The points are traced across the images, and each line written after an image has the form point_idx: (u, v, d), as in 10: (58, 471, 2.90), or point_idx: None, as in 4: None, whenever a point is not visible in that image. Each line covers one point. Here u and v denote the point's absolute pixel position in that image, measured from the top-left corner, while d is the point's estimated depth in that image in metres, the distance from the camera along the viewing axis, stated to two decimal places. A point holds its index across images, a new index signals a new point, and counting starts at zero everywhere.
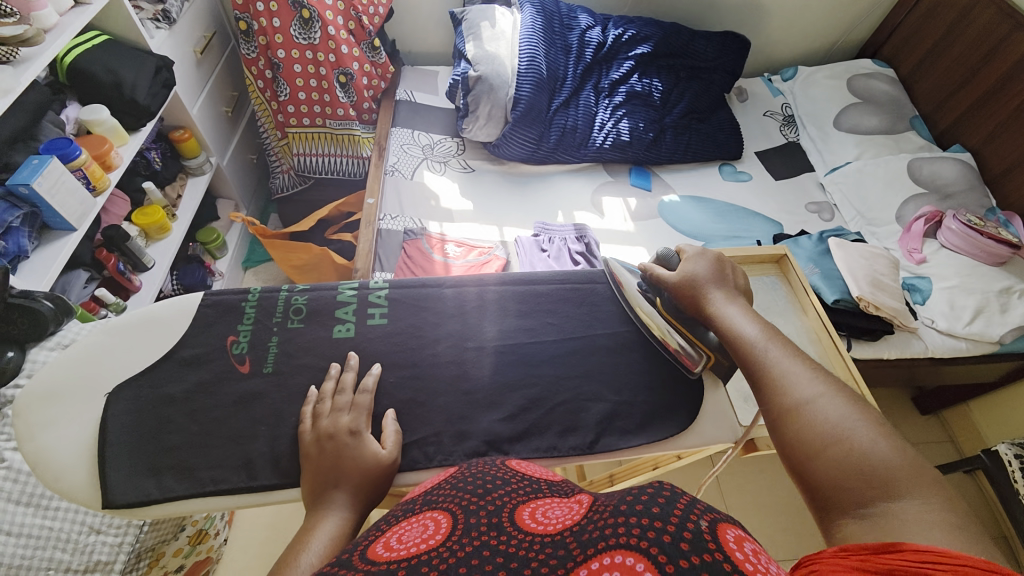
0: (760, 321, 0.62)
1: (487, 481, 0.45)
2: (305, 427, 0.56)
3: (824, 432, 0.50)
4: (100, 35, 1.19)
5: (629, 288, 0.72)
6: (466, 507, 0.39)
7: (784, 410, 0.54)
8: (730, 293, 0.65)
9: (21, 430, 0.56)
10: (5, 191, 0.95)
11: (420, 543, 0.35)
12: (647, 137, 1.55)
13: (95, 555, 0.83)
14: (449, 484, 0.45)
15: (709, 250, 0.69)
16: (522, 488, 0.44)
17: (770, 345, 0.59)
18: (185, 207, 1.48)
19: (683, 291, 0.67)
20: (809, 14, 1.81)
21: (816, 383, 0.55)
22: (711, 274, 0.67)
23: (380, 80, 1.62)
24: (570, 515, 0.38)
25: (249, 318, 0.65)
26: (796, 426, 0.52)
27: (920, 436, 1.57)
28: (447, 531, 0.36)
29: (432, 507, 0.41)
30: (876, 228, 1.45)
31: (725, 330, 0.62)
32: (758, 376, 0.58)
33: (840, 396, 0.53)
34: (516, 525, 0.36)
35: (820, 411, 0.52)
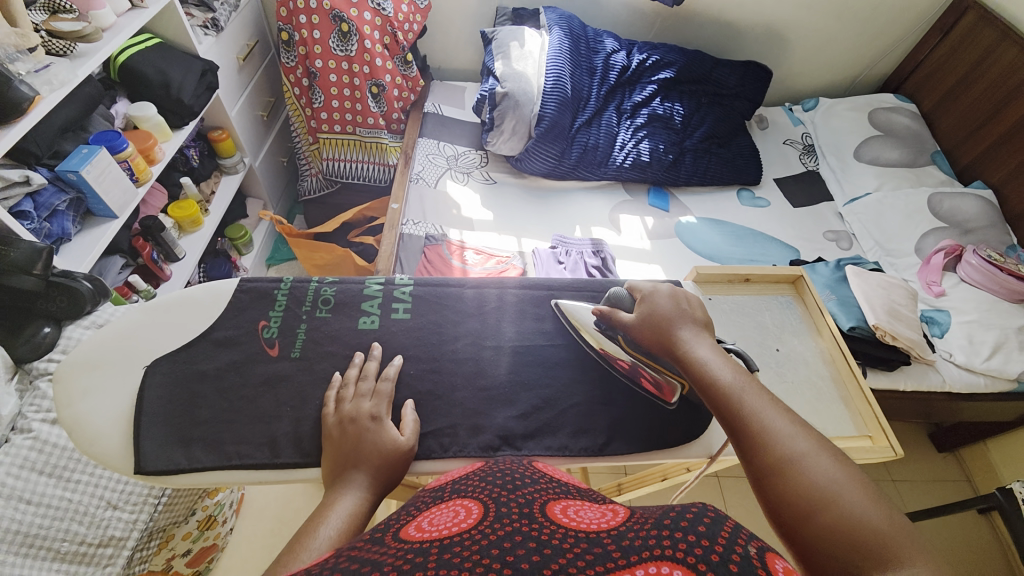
0: (734, 364, 0.58)
1: (516, 478, 0.46)
2: (328, 409, 0.59)
3: (813, 494, 0.46)
4: (152, 37, 1.27)
5: (583, 325, 0.70)
6: (497, 498, 0.40)
7: (769, 467, 0.49)
8: (694, 330, 0.62)
9: (60, 396, 0.59)
10: (54, 175, 1.01)
11: (451, 526, 0.36)
12: (666, 158, 1.58)
13: (110, 530, 0.85)
14: (478, 477, 0.47)
15: (666, 285, 0.67)
16: (553, 489, 0.45)
17: (748, 391, 0.55)
18: (218, 203, 1.54)
19: (646, 328, 0.63)
20: (831, 48, 1.84)
21: (801, 438, 0.50)
22: (673, 312, 0.64)
23: (411, 92, 1.68)
24: (602, 519, 0.38)
25: (280, 305, 0.69)
26: (784, 485, 0.47)
27: (936, 473, 1.53)
28: (478, 516, 0.37)
29: (461, 495, 0.43)
30: (895, 259, 1.45)
31: (699, 372, 0.58)
32: (737, 425, 0.53)
33: (827, 454, 0.49)
34: (548, 516, 0.37)
35: (809, 469, 0.47)
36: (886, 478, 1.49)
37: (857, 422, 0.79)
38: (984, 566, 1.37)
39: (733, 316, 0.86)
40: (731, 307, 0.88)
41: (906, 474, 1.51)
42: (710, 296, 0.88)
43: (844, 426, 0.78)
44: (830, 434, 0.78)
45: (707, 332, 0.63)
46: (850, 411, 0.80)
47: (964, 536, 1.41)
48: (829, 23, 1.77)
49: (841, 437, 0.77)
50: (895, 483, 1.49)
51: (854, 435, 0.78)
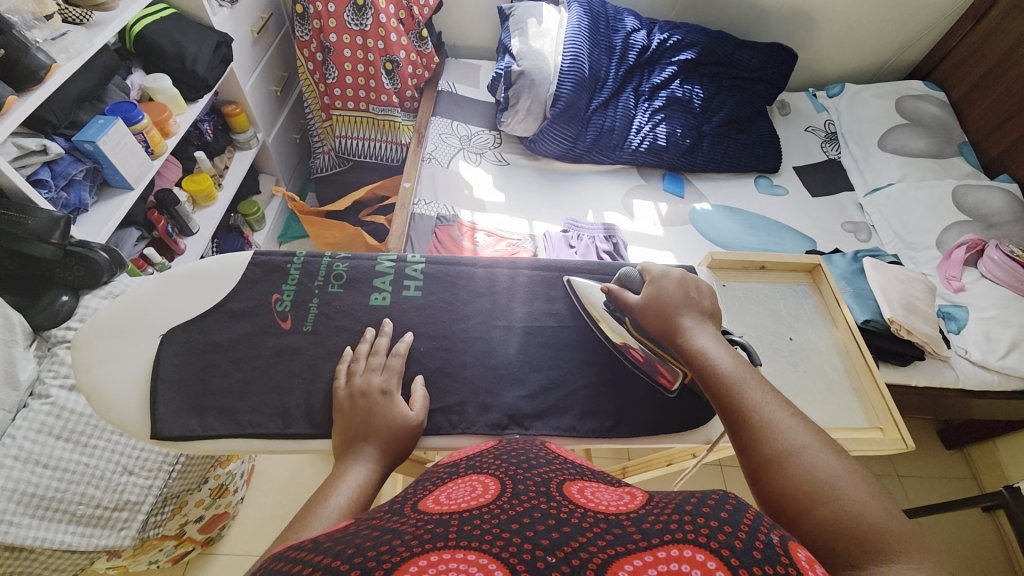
0: (737, 355, 0.57)
1: (530, 457, 0.46)
2: (340, 382, 0.59)
3: (812, 489, 0.45)
4: (167, 8, 1.25)
5: (595, 306, 0.69)
6: (513, 476, 0.41)
7: (767, 460, 0.48)
8: (698, 318, 0.61)
9: (79, 361, 0.60)
10: (71, 146, 1.02)
11: (469, 501, 0.37)
12: (684, 143, 1.55)
13: (126, 494, 0.87)
14: (492, 454, 0.47)
15: (672, 269, 0.65)
16: (566, 469, 0.45)
17: (749, 383, 0.54)
18: (231, 178, 1.55)
19: (651, 313, 0.62)
20: (860, 31, 1.78)
21: (801, 432, 0.49)
22: (678, 298, 0.62)
23: (425, 69, 1.65)
24: (620, 501, 0.38)
25: (293, 278, 0.69)
26: (783, 478, 0.47)
27: (942, 469, 1.52)
28: (495, 492, 0.38)
29: (476, 471, 0.43)
30: (915, 252, 1.42)
31: (700, 363, 0.57)
32: (736, 418, 0.52)
33: (827, 448, 0.48)
34: (565, 496, 0.38)
35: (809, 464, 0.47)
36: (892, 473, 1.49)
37: (869, 412, 0.78)
38: (986, 563, 1.37)
39: (747, 303, 0.85)
40: (745, 295, 0.86)
41: (912, 470, 1.51)
42: (724, 283, 0.87)
43: (854, 417, 0.78)
44: (840, 424, 0.77)
45: (711, 320, 0.62)
46: (862, 402, 0.80)
47: (968, 533, 1.41)
48: (860, 5, 1.70)
49: (851, 427, 0.77)
50: (900, 478, 1.48)
51: (864, 426, 0.78)
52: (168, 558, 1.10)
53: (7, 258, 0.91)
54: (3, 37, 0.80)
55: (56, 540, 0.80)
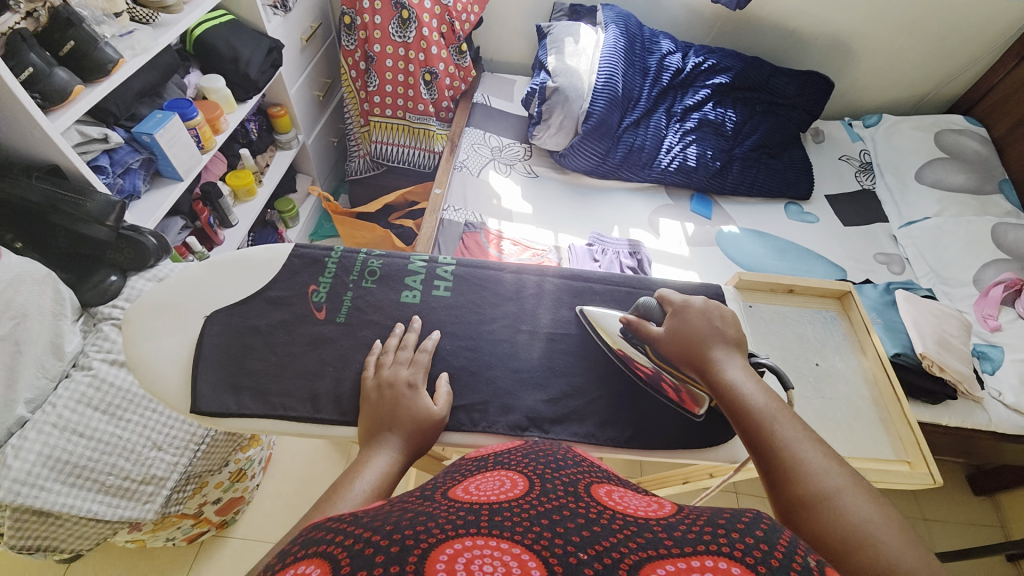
0: (768, 390, 0.57)
1: (559, 458, 0.47)
2: (368, 372, 0.61)
3: (847, 532, 0.44)
4: (225, 14, 1.32)
5: (612, 335, 0.67)
6: (542, 475, 0.42)
7: (802, 500, 0.48)
8: (727, 350, 0.61)
9: (129, 336, 0.64)
10: (131, 137, 1.08)
11: (499, 493, 0.38)
12: (713, 165, 1.55)
13: (153, 469, 0.91)
14: (519, 453, 0.48)
15: (696, 298, 0.65)
16: (594, 473, 0.46)
17: (780, 419, 0.54)
18: (271, 175, 1.61)
19: (677, 343, 0.62)
20: (900, 63, 1.76)
21: (835, 473, 0.49)
22: (707, 328, 0.62)
23: (462, 82, 1.70)
24: (648, 508, 0.38)
25: (329, 272, 0.72)
26: (819, 519, 0.46)
27: (969, 516, 1.45)
28: (525, 489, 0.39)
29: (505, 467, 0.44)
30: (950, 288, 1.38)
31: (731, 397, 0.57)
32: (767, 454, 0.52)
33: (862, 492, 0.47)
34: (594, 497, 0.39)
35: (843, 506, 0.46)
36: (917, 516, 1.42)
37: (896, 445, 0.77)
38: None
39: (775, 326, 0.84)
40: (772, 317, 0.85)
41: (938, 514, 1.44)
42: (750, 303, 0.86)
43: (880, 448, 0.77)
44: (864, 454, 0.76)
45: (739, 352, 0.61)
46: (889, 433, 0.78)
47: None
48: (900, 37, 1.69)
49: (876, 458, 0.76)
50: (925, 522, 1.42)
51: (890, 458, 0.76)
52: (184, 538, 1.13)
53: (61, 238, 0.96)
54: (74, 31, 0.88)
55: (84, 508, 0.84)
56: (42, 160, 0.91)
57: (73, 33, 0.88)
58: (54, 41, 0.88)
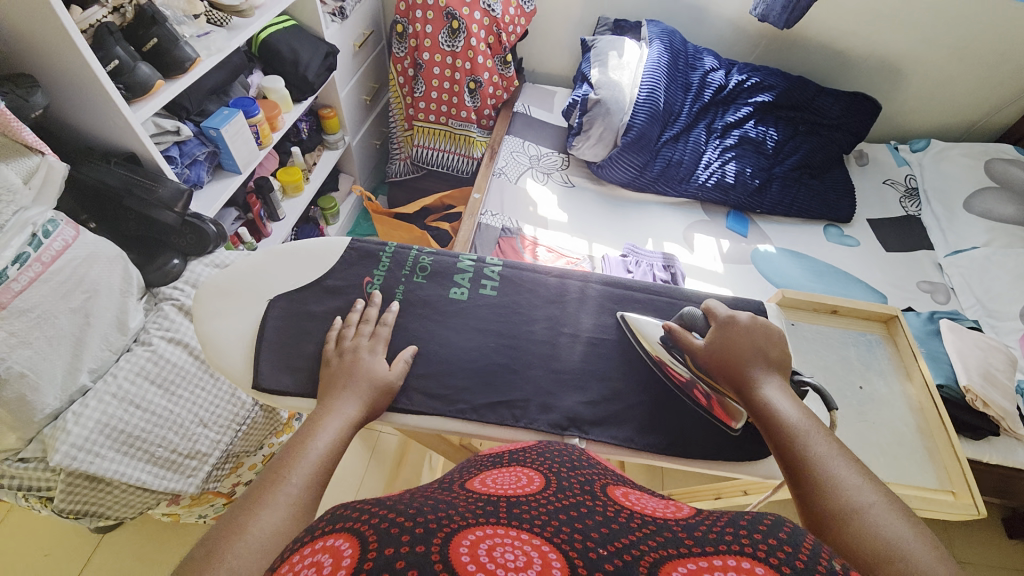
0: (807, 410, 0.57)
1: (575, 459, 0.49)
2: (330, 343, 0.65)
3: (877, 546, 0.44)
4: (287, 20, 1.39)
5: (651, 341, 0.69)
6: (557, 473, 0.44)
7: (830, 514, 0.48)
8: (766, 368, 0.60)
9: (199, 312, 0.68)
10: (199, 131, 1.15)
11: (515, 488, 0.40)
12: (752, 184, 1.55)
13: (198, 445, 0.96)
14: (533, 450, 0.50)
15: (742, 313, 0.65)
16: (609, 475, 0.48)
17: (813, 435, 0.54)
18: (317, 173, 1.68)
19: (717, 357, 0.62)
20: (953, 88, 1.72)
21: (866, 489, 0.49)
22: (750, 345, 0.62)
23: (504, 91, 1.75)
24: (666, 508, 0.40)
25: (383, 266, 0.75)
26: (849, 534, 0.46)
27: (1006, 561, 1.37)
28: (541, 486, 0.41)
29: (521, 464, 0.47)
30: (997, 320, 1.33)
31: (765, 410, 0.57)
32: (797, 468, 0.52)
33: (895, 510, 0.47)
34: (612, 498, 0.41)
35: (873, 521, 0.46)
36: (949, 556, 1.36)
37: (940, 475, 0.74)
38: None
39: (817, 345, 0.83)
40: (815, 337, 0.84)
41: (973, 556, 1.37)
42: (793, 321, 0.85)
43: (922, 475, 0.74)
44: (906, 480, 0.74)
45: (781, 371, 0.61)
46: (933, 462, 0.76)
47: None
48: (955, 62, 1.65)
49: (919, 485, 0.74)
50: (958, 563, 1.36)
51: (933, 486, 0.74)
52: (215, 516, 1.18)
53: (132, 221, 1.02)
54: (157, 29, 0.95)
55: (133, 476, 0.88)
56: (122, 148, 0.98)
57: (156, 31, 0.94)
58: (138, 37, 0.94)
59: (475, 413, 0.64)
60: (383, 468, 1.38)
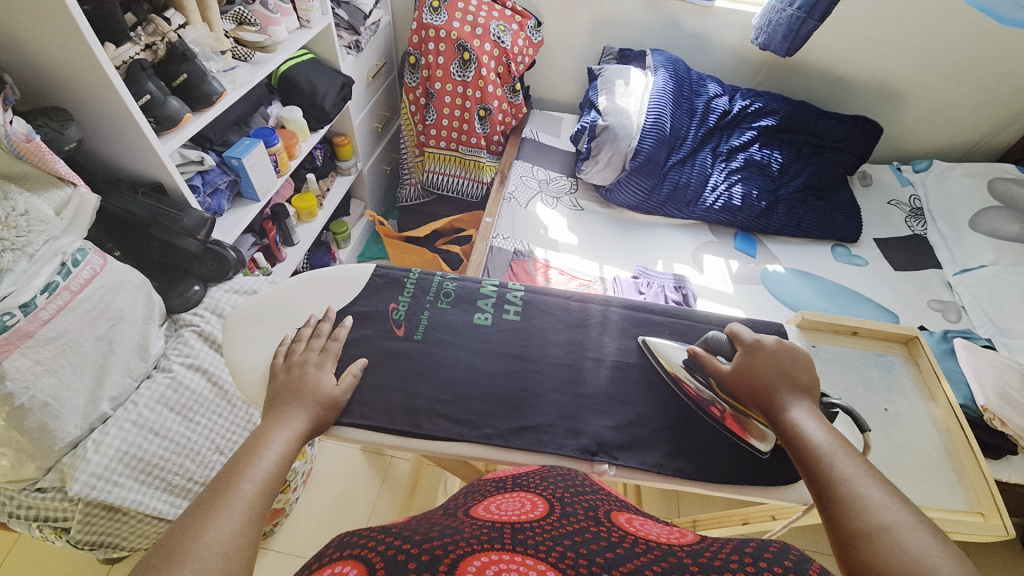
0: (835, 431, 0.57)
1: (578, 486, 0.52)
2: (278, 359, 0.65)
3: (902, 565, 0.43)
4: (305, 53, 1.44)
5: (674, 365, 0.70)
6: (561, 499, 0.47)
7: (855, 534, 0.47)
8: (794, 391, 0.61)
9: (228, 340, 0.69)
10: (221, 160, 1.18)
11: (519, 513, 0.43)
12: (759, 206, 1.57)
13: (214, 472, 0.97)
14: (538, 476, 0.55)
15: (764, 337, 0.65)
16: (612, 501, 0.52)
17: (840, 456, 0.54)
18: (331, 199, 1.71)
19: (741, 380, 0.63)
20: (952, 111, 1.76)
21: (895, 509, 0.48)
22: (775, 368, 0.62)
23: (513, 118, 1.80)
24: (670, 534, 0.42)
25: (408, 292, 0.77)
26: (873, 553, 0.45)
27: None
28: (545, 511, 0.44)
29: (527, 491, 0.51)
30: (1009, 339, 1.32)
31: (792, 433, 0.57)
32: (824, 489, 0.52)
33: (925, 530, 0.46)
34: (614, 522, 0.43)
35: (900, 539, 0.45)
36: None
37: (969, 496, 0.74)
38: None
39: (837, 367, 0.83)
40: (834, 358, 0.85)
41: None
42: (813, 343, 0.86)
43: (951, 497, 0.74)
44: (934, 502, 0.73)
45: (810, 394, 0.61)
46: (962, 484, 0.75)
47: None
48: (952, 86, 1.70)
49: (947, 508, 0.73)
50: None
51: (962, 508, 0.73)
52: None
53: (154, 249, 1.04)
54: (187, 66, 0.98)
55: (149, 505, 0.87)
56: (148, 179, 1.01)
57: (186, 67, 0.97)
58: (168, 72, 0.97)
59: (502, 439, 0.64)
60: (397, 495, 1.36)
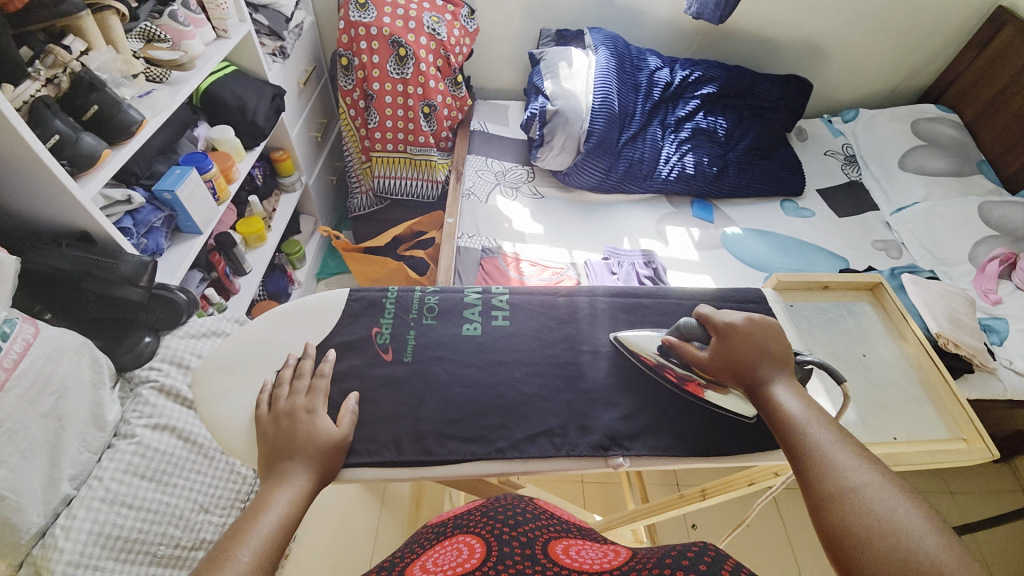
0: (809, 400, 0.59)
1: (517, 514, 0.56)
2: (263, 409, 0.61)
3: (869, 522, 0.46)
4: (228, 66, 1.34)
5: (649, 355, 0.69)
6: (498, 537, 0.50)
7: (825, 495, 0.50)
8: (770, 366, 0.62)
9: (201, 397, 0.64)
10: (151, 196, 1.08)
11: (455, 566, 0.47)
12: (711, 171, 1.61)
13: (201, 533, 0.87)
14: (480, 512, 0.58)
15: (735, 316, 0.65)
16: (552, 526, 0.56)
17: (814, 423, 0.56)
18: (279, 219, 1.61)
19: (720, 363, 0.63)
20: (871, 61, 1.87)
21: (864, 470, 0.51)
22: (748, 346, 0.63)
23: (459, 112, 1.75)
24: (601, 560, 0.48)
25: (389, 312, 0.74)
26: (841, 512, 0.48)
27: (994, 485, 1.48)
28: (480, 558, 0.47)
29: (464, 533, 0.54)
30: (948, 266, 1.45)
31: (767, 405, 0.60)
32: (797, 454, 0.55)
33: (891, 488, 0.49)
34: (546, 557, 0.47)
35: (867, 499, 0.48)
36: (945, 491, 1.46)
37: (950, 425, 0.79)
38: None
39: (817, 322, 0.87)
40: (813, 314, 0.88)
41: (965, 487, 1.48)
42: (791, 303, 0.89)
43: (936, 429, 0.79)
44: (922, 437, 0.78)
45: (785, 367, 0.63)
46: (943, 414, 0.81)
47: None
48: (869, 37, 1.80)
49: (935, 439, 0.78)
50: (954, 496, 1.46)
51: (947, 437, 0.79)
52: None
53: (91, 305, 0.94)
54: (97, 95, 0.88)
55: None
56: (71, 228, 0.90)
57: (96, 97, 0.88)
58: (75, 106, 0.87)
59: (516, 449, 0.63)
60: (398, 515, 1.40)
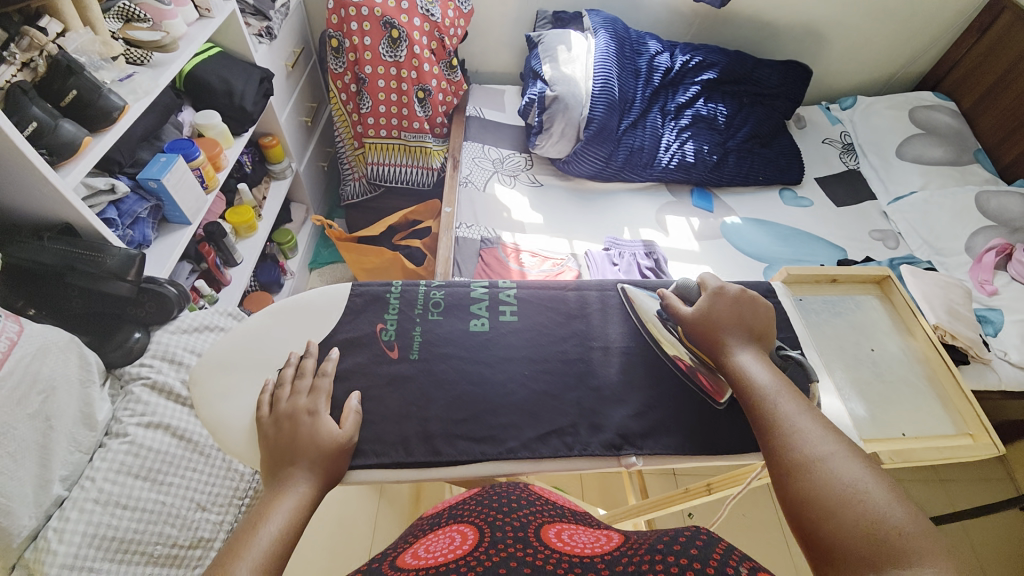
0: (778, 373, 0.59)
1: (512, 502, 0.55)
2: (263, 411, 0.58)
3: (832, 490, 0.46)
4: (213, 47, 1.27)
5: (647, 313, 0.72)
6: (491, 523, 0.49)
7: (792, 466, 0.50)
8: (747, 339, 0.62)
9: (200, 397, 0.62)
10: (136, 184, 1.03)
11: (448, 551, 0.45)
12: (711, 159, 1.59)
13: (199, 531, 0.85)
14: (473, 502, 0.57)
15: (728, 285, 0.66)
16: (547, 512, 0.55)
17: (782, 395, 0.56)
18: (270, 207, 1.56)
19: (700, 326, 0.64)
20: (871, 47, 1.85)
21: (828, 439, 0.51)
22: (730, 316, 0.63)
23: (454, 96, 1.70)
24: (594, 544, 0.47)
25: (393, 308, 0.71)
26: (806, 482, 0.48)
27: (981, 473, 1.52)
28: (473, 542, 0.46)
29: (457, 521, 0.53)
30: (944, 257, 1.45)
31: (737, 375, 0.60)
32: (765, 426, 0.55)
33: (857, 459, 0.49)
34: (541, 540, 0.47)
35: (833, 468, 0.48)
36: (934, 478, 1.50)
37: (957, 420, 0.80)
38: None
39: (824, 316, 0.86)
40: (821, 307, 0.88)
41: (954, 474, 1.51)
42: (799, 296, 0.88)
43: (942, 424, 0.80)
44: (930, 432, 0.79)
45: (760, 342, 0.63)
46: (949, 410, 0.82)
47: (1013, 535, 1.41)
48: (869, 23, 1.78)
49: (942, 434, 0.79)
50: (943, 483, 1.49)
51: (953, 433, 0.79)
52: None
53: (77, 300, 0.90)
54: (76, 79, 0.83)
55: None
56: (53, 220, 0.86)
57: (75, 82, 0.82)
58: (54, 91, 0.82)
59: (527, 449, 0.62)
60: (398, 508, 1.36)
